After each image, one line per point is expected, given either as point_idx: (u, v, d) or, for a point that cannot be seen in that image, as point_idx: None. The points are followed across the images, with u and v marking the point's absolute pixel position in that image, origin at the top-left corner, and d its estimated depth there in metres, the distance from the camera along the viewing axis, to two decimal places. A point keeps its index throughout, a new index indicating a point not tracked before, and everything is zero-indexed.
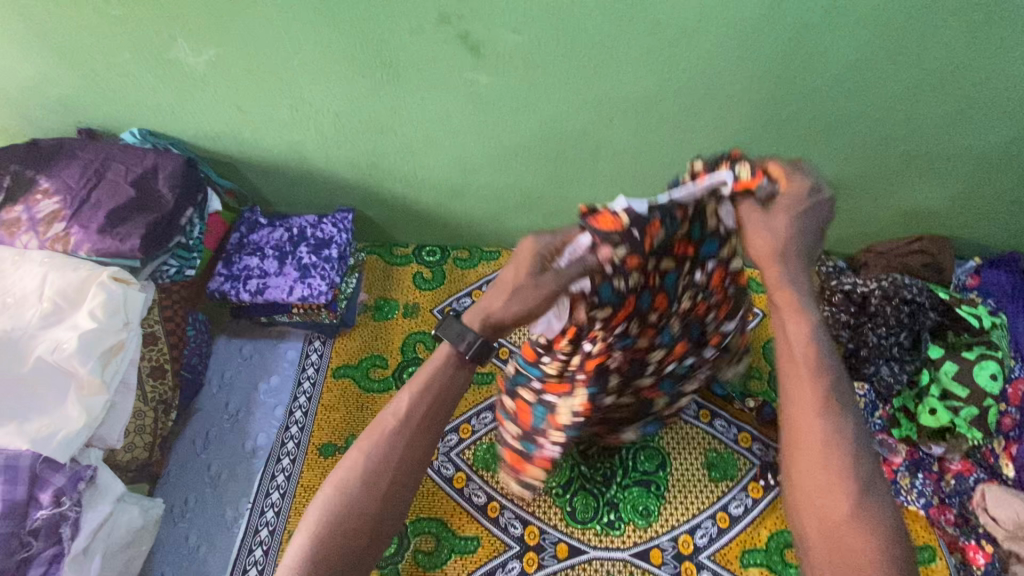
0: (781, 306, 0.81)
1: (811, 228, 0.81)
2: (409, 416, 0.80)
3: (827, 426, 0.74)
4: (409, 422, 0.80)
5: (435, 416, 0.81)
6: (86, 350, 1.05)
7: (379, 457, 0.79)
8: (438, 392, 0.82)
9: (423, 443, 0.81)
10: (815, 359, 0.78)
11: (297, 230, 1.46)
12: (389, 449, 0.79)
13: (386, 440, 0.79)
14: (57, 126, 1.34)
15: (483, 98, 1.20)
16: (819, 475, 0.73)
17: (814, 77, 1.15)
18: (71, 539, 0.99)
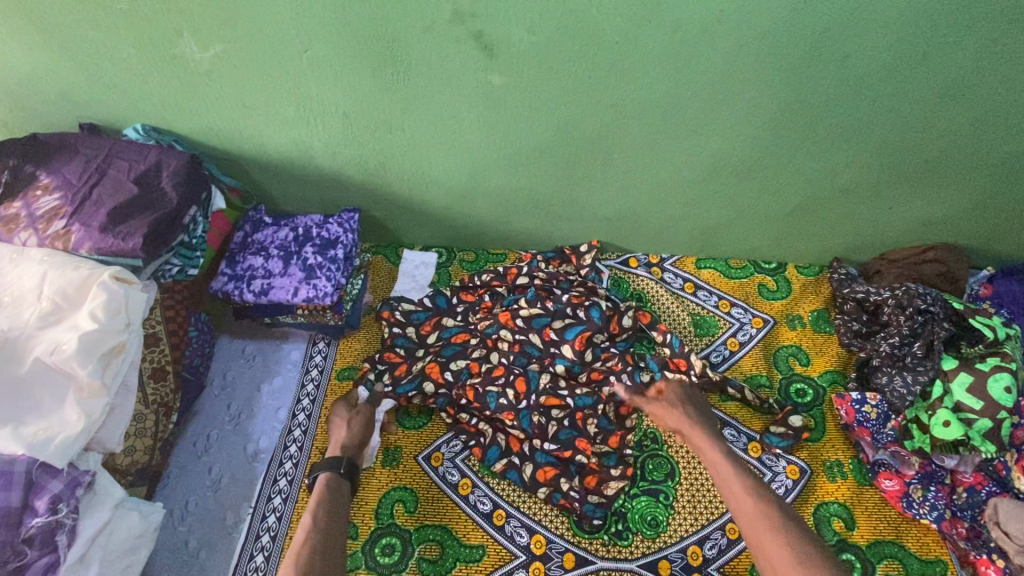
0: (728, 490, 1.12)
1: (701, 414, 1.29)
2: (315, 523, 1.07)
3: (780, 536, 1.01)
4: (318, 526, 1.08)
5: (338, 504, 1.13)
6: (86, 351, 1.02)
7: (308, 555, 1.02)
8: (336, 487, 1.16)
9: (337, 527, 1.09)
10: (746, 478, 1.12)
11: (303, 230, 1.44)
12: (312, 553, 1.03)
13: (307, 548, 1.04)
14: (59, 121, 1.32)
15: (494, 98, 1.17)
16: (777, 552, 0.99)
17: (834, 82, 1.12)
18: (67, 547, 0.97)
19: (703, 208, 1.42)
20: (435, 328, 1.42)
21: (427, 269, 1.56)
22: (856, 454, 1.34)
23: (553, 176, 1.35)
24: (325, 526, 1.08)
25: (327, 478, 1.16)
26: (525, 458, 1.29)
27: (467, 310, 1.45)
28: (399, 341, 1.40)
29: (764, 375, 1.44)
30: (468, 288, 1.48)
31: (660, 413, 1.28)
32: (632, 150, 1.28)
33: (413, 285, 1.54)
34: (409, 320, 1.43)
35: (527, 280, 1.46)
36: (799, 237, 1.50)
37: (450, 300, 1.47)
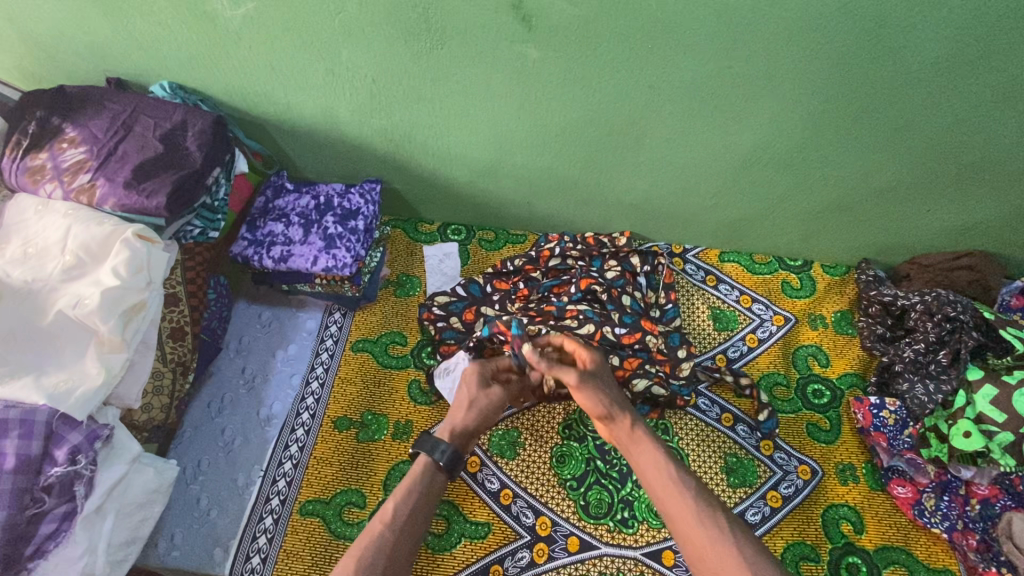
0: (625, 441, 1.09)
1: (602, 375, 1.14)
2: (391, 519, 1.03)
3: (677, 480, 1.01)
4: (394, 522, 1.02)
5: (416, 515, 1.05)
6: (107, 308, 1.03)
7: (374, 552, 0.98)
8: (417, 499, 1.07)
9: (414, 527, 1.04)
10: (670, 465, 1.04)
11: (324, 198, 1.43)
12: (377, 549, 0.99)
13: (373, 547, 0.99)
14: (86, 74, 1.30)
15: (529, 73, 1.14)
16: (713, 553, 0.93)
17: (887, 76, 1.07)
18: (85, 498, 0.98)
19: (733, 199, 1.39)
20: (477, 317, 1.40)
21: (452, 260, 1.55)
22: (871, 458, 1.32)
23: (582, 157, 1.32)
24: (398, 523, 1.03)
25: (425, 461, 1.11)
26: (609, 353, 1.30)
27: (504, 300, 1.42)
28: (446, 335, 1.39)
29: (782, 373, 1.41)
30: (502, 275, 1.45)
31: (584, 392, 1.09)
32: (665, 135, 1.24)
33: (447, 280, 1.52)
34: (448, 311, 1.40)
35: (561, 262, 1.44)
36: (828, 236, 1.47)
37: (484, 288, 1.44)
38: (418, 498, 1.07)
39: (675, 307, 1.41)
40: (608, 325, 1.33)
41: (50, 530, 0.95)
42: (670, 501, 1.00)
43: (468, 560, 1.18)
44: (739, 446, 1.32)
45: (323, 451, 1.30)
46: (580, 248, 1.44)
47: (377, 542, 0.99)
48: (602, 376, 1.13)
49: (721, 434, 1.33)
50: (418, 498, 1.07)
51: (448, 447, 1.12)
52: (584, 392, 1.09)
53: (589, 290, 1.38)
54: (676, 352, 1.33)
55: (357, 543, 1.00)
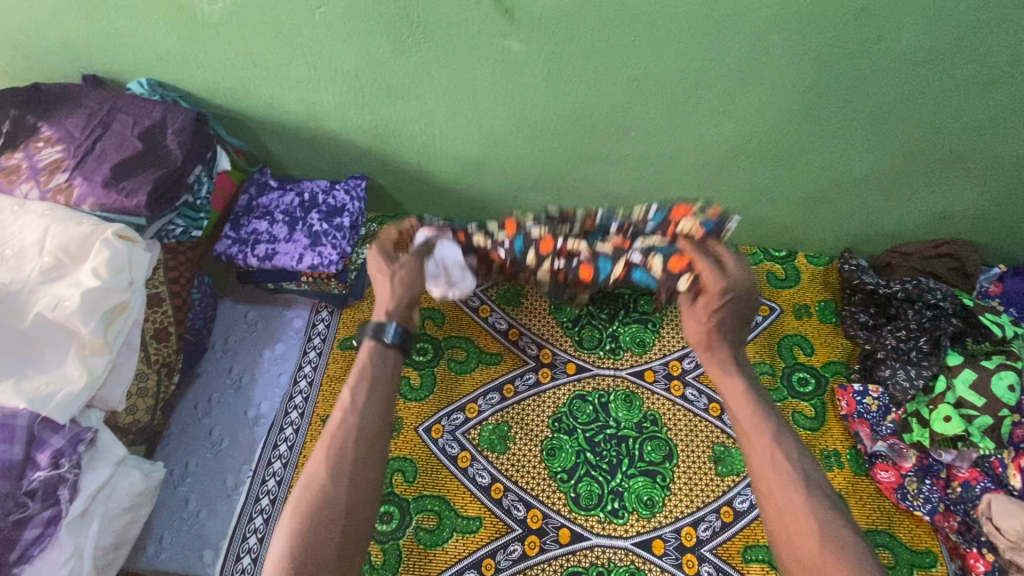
0: (716, 377, 1.09)
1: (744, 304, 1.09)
2: (350, 406, 0.98)
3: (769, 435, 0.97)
4: (354, 408, 0.97)
5: (376, 391, 1.00)
6: (89, 309, 1.01)
7: (340, 442, 0.93)
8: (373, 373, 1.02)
9: (378, 400, 0.99)
10: (757, 423, 0.99)
11: (309, 195, 1.41)
12: (343, 437, 0.94)
13: (340, 437, 0.94)
14: (60, 71, 1.27)
15: (513, 67, 1.14)
16: (791, 522, 0.86)
17: (867, 67, 1.09)
18: (69, 502, 0.95)
19: (718, 191, 1.40)
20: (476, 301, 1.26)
21: None
22: (855, 444, 1.35)
23: (567, 152, 1.33)
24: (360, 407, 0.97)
25: (371, 345, 1.05)
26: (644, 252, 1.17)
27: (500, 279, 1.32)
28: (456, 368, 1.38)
29: (767, 363, 1.43)
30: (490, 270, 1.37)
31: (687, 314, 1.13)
32: (649, 129, 1.25)
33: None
34: (465, 246, 1.23)
35: None
36: (811, 227, 1.49)
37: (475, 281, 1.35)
38: (364, 396, 0.99)
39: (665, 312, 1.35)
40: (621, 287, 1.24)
41: (35, 534, 0.92)
42: (770, 479, 0.91)
43: (460, 554, 1.19)
44: (727, 435, 1.32)
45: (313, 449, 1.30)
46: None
47: (342, 441, 0.94)
48: (726, 316, 1.08)
49: (711, 425, 1.33)
50: (360, 413, 0.97)
51: (394, 328, 1.06)
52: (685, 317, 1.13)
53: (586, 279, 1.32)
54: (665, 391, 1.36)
55: (323, 438, 0.95)
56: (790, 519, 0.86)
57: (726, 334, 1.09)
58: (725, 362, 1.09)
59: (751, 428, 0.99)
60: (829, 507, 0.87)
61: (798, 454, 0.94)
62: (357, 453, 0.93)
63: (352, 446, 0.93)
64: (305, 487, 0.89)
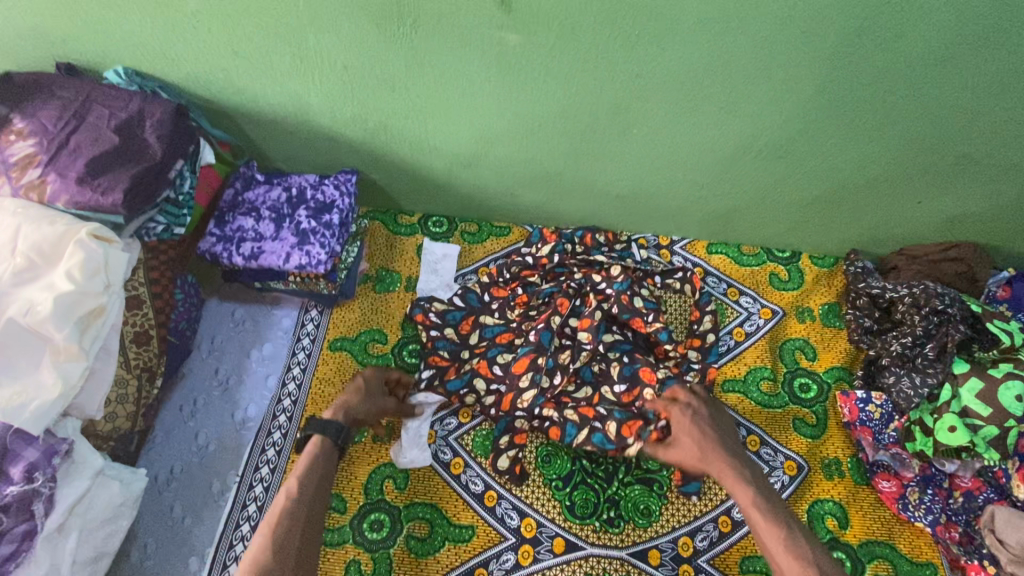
0: (721, 475, 1.12)
1: (721, 423, 1.22)
2: (294, 496, 1.03)
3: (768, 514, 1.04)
4: (299, 499, 1.03)
5: (319, 492, 1.06)
6: (62, 314, 0.96)
7: (285, 530, 0.99)
8: (316, 474, 1.07)
9: (323, 494, 1.07)
10: (763, 509, 1.05)
11: (297, 190, 1.36)
12: (286, 528, 0.99)
13: (283, 519, 1.00)
14: (31, 59, 1.20)
15: (510, 60, 1.08)
16: None
17: (885, 64, 1.03)
18: (45, 516, 0.92)
19: (722, 190, 1.35)
20: (475, 328, 1.35)
21: (449, 263, 1.49)
22: (856, 453, 1.31)
23: (565, 149, 1.27)
24: (300, 497, 1.04)
25: (320, 440, 1.11)
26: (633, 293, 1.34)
27: (502, 308, 1.36)
28: (451, 384, 1.30)
29: (769, 368, 1.40)
30: (498, 283, 1.40)
31: (676, 425, 1.20)
32: (652, 125, 1.19)
33: (438, 282, 1.47)
34: (444, 322, 1.35)
35: (559, 266, 1.39)
36: (817, 228, 1.44)
37: (482, 298, 1.38)
38: (302, 485, 1.05)
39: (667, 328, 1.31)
40: (632, 306, 1.32)
41: (8, 551, 0.89)
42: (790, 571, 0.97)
43: (452, 564, 1.17)
44: None
45: None
46: (578, 257, 1.41)
47: (286, 520, 1.00)
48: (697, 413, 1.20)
49: None
50: (297, 497, 1.03)
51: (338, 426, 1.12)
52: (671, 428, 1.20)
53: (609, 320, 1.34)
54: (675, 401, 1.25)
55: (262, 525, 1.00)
56: None
57: (721, 442, 1.16)
58: (723, 469, 1.12)
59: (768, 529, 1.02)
60: None
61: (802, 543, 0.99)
62: (294, 535, 0.99)
63: (288, 529, 0.99)
64: (250, 563, 0.94)
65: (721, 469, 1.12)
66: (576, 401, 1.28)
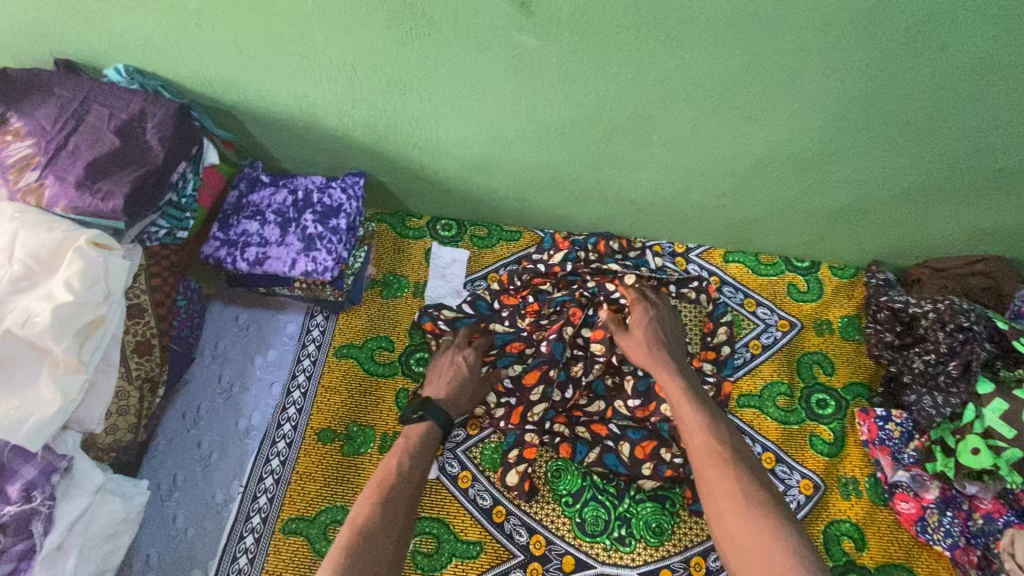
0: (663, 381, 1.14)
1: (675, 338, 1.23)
2: (404, 469, 1.03)
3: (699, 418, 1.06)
4: (406, 471, 1.04)
5: (422, 469, 1.06)
6: (60, 326, 0.93)
7: (394, 498, 0.99)
8: (421, 452, 1.08)
9: (424, 472, 1.06)
10: (697, 415, 1.07)
11: (303, 193, 1.32)
12: (394, 496, 0.99)
13: (391, 488, 1.00)
14: (28, 55, 1.15)
15: (528, 64, 1.03)
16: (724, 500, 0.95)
17: (922, 75, 0.98)
18: (44, 535, 0.90)
19: (742, 199, 1.30)
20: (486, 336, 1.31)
21: (459, 267, 1.46)
22: (874, 472, 1.28)
23: (582, 155, 1.23)
24: (409, 470, 1.04)
25: (427, 425, 1.12)
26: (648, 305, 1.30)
27: (512, 315, 1.31)
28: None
29: (786, 383, 1.36)
30: (508, 291, 1.34)
31: (626, 340, 1.22)
32: (673, 133, 1.15)
33: (447, 288, 1.43)
34: (455, 329, 1.31)
35: (572, 273, 1.33)
36: (839, 239, 1.39)
37: (492, 305, 1.33)
38: (412, 462, 1.06)
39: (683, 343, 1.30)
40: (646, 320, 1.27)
41: (9, 568, 0.89)
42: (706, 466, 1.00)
43: None
44: None
45: (307, 465, 1.24)
46: (591, 263, 1.35)
47: (396, 489, 1.00)
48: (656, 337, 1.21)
49: None
50: (407, 471, 1.04)
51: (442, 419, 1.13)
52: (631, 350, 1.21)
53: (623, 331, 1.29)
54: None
55: (369, 490, 1.00)
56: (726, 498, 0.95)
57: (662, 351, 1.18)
58: (666, 375, 1.15)
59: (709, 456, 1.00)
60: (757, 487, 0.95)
61: (744, 469, 0.97)
62: (402, 507, 0.99)
63: (396, 499, 0.99)
64: (357, 523, 0.94)
65: (665, 375, 1.15)
66: (588, 416, 1.25)
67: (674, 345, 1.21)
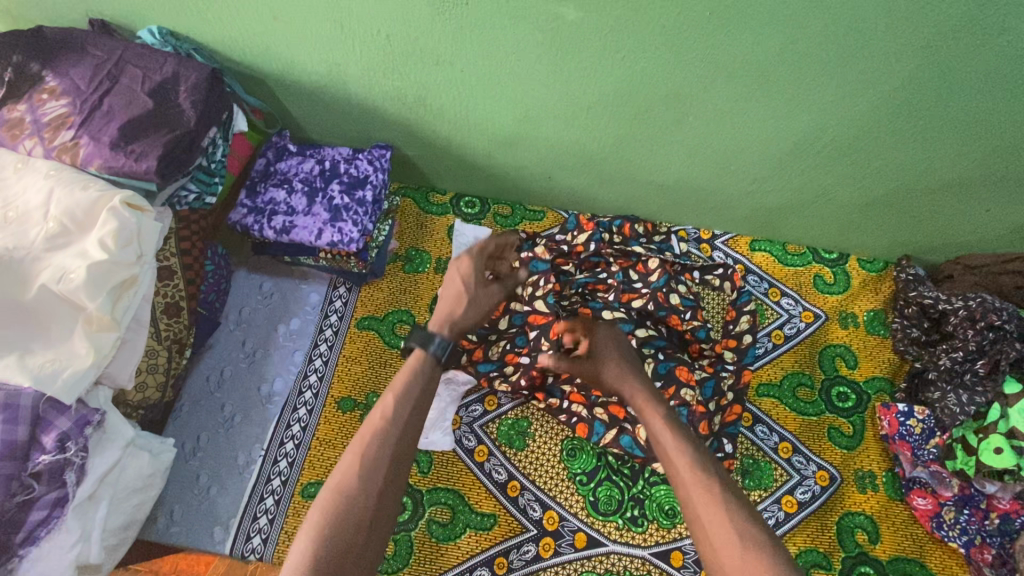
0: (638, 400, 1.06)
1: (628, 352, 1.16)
2: (386, 414, 0.94)
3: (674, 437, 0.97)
4: (391, 418, 0.93)
5: (413, 415, 0.95)
6: (95, 284, 0.95)
7: (376, 449, 0.90)
8: (412, 396, 0.97)
9: (416, 418, 0.95)
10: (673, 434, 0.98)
11: (330, 163, 1.32)
12: (376, 446, 0.90)
13: (373, 440, 0.91)
14: (64, 13, 1.15)
15: (566, 36, 1.01)
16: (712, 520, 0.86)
17: (976, 62, 0.94)
18: (75, 485, 0.93)
19: (774, 186, 1.28)
20: (504, 314, 1.29)
21: None
22: (892, 467, 1.27)
23: (613, 134, 1.21)
24: (395, 418, 0.93)
25: (420, 353, 1.02)
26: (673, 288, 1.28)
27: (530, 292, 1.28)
28: (481, 366, 1.27)
29: (807, 375, 1.35)
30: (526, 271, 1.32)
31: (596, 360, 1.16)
32: (712, 114, 1.12)
33: None
34: None
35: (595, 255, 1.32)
36: (871, 231, 1.36)
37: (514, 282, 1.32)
38: (399, 404, 0.95)
39: (705, 327, 1.28)
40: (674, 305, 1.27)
41: (41, 516, 0.90)
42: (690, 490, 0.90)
43: (473, 551, 1.16)
44: (758, 448, 1.28)
45: (327, 431, 1.26)
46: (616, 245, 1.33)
47: (377, 439, 0.91)
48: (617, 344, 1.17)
49: (744, 437, 1.28)
50: (392, 418, 0.93)
51: (442, 339, 1.03)
52: (596, 362, 1.15)
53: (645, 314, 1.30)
54: (708, 406, 1.24)
55: (353, 443, 0.92)
56: (711, 518, 0.86)
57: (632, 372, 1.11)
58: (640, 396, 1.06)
59: (692, 478, 0.91)
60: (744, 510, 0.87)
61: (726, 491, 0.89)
62: (385, 462, 0.89)
63: (379, 451, 0.90)
64: (335, 488, 0.85)
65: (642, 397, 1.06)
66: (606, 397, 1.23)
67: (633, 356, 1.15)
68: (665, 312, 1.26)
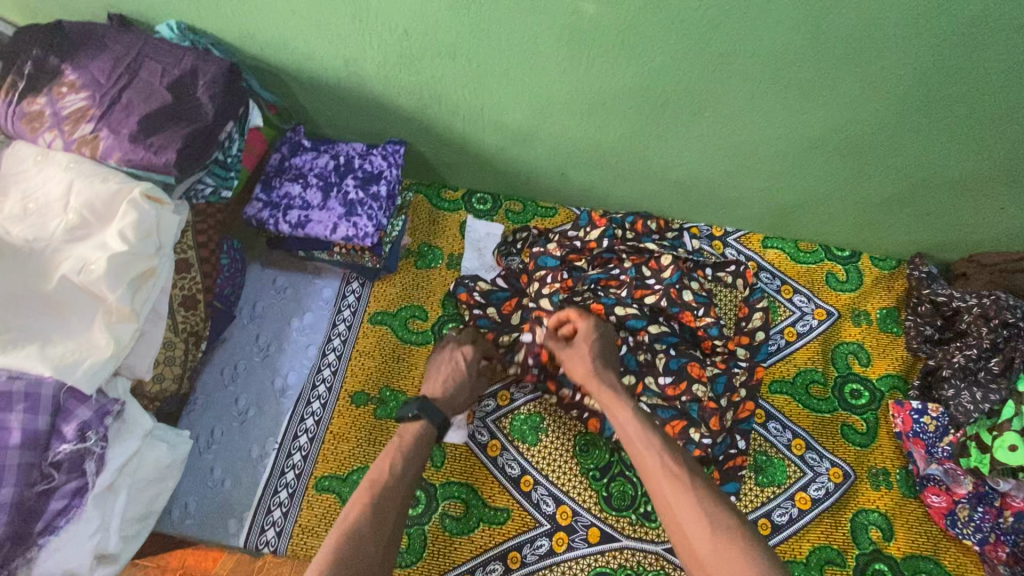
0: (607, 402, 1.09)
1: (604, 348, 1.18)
2: (392, 472, 1.00)
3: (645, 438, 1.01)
4: (397, 476, 1.00)
5: (415, 476, 1.02)
6: (115, 275, 0.96)
7: (382, 504, 0.96)
8: (415, 457, 1.04)
9: (416, 478, 1.02)
10: (642, 437, 1.01)
11: (344, 158, 1.33)
12: (384, 501, 0.96)
13: (380, 495, 0.97)
14: (83, 7, 1.16)
15: (584, 30, 1.01)
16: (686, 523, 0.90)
17: (996, 57, 0.94)
18: (96, 474, 0.94)
19: (788, 183, 1.28)
20: (517, 310, 1.31)
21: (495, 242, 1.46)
22: (906, 464, 1.27)
23: (628, 129, 1.21)
24: (401, 476, 1.00)
25: (421, 425, 1.08)
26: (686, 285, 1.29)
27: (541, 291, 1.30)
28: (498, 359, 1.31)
29: (820, 372, 1.35)
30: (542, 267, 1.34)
31: (569, 356, 1.16)
32: (728, 109, 1.12)
33: (481, 263, 1.44)
34: (487, 300, 1.32)
35: (608, 251, 1.33)
36: (884, 229, 1.36)
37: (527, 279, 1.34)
38: (404, 464, 1.02)
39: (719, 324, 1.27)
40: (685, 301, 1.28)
41: (61, 506, 0.91)
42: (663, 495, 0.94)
43: (486, 545, 1.16)
44: (772, 445, 1.28)
45: (340, 426, 1.26)
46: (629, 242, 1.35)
47: (385, 495, 0.97)
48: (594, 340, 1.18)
49: (757, 434, 1.28)
50: (398, 475, 1.00)
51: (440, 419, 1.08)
52: (568, 359, 1.16)
53: (658, 310, 1.28)
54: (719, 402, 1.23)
55: (358, 495, 0.97)
56: (686, 517, 0.90)
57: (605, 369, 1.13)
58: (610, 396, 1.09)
59: (662, 475, 0.96)
60: (716, 504, 0.91)
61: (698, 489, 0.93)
62: (391, 517, 0.96)
63: (385, 505, 0.96)
64: (341, 535, 0.91)
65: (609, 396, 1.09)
66: None
67: (609, 352, 1.17)
68: (677, 309, 1.28)
